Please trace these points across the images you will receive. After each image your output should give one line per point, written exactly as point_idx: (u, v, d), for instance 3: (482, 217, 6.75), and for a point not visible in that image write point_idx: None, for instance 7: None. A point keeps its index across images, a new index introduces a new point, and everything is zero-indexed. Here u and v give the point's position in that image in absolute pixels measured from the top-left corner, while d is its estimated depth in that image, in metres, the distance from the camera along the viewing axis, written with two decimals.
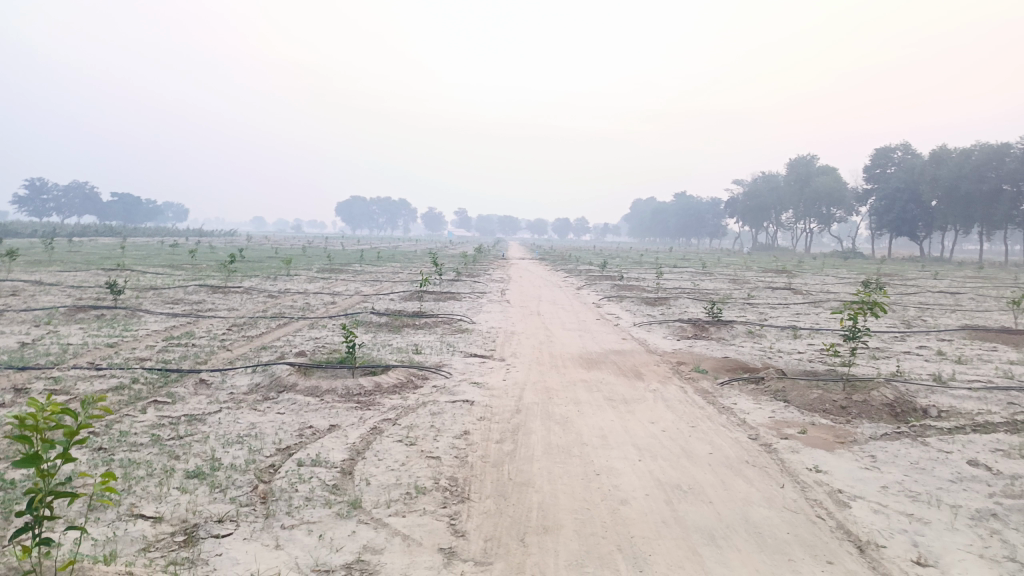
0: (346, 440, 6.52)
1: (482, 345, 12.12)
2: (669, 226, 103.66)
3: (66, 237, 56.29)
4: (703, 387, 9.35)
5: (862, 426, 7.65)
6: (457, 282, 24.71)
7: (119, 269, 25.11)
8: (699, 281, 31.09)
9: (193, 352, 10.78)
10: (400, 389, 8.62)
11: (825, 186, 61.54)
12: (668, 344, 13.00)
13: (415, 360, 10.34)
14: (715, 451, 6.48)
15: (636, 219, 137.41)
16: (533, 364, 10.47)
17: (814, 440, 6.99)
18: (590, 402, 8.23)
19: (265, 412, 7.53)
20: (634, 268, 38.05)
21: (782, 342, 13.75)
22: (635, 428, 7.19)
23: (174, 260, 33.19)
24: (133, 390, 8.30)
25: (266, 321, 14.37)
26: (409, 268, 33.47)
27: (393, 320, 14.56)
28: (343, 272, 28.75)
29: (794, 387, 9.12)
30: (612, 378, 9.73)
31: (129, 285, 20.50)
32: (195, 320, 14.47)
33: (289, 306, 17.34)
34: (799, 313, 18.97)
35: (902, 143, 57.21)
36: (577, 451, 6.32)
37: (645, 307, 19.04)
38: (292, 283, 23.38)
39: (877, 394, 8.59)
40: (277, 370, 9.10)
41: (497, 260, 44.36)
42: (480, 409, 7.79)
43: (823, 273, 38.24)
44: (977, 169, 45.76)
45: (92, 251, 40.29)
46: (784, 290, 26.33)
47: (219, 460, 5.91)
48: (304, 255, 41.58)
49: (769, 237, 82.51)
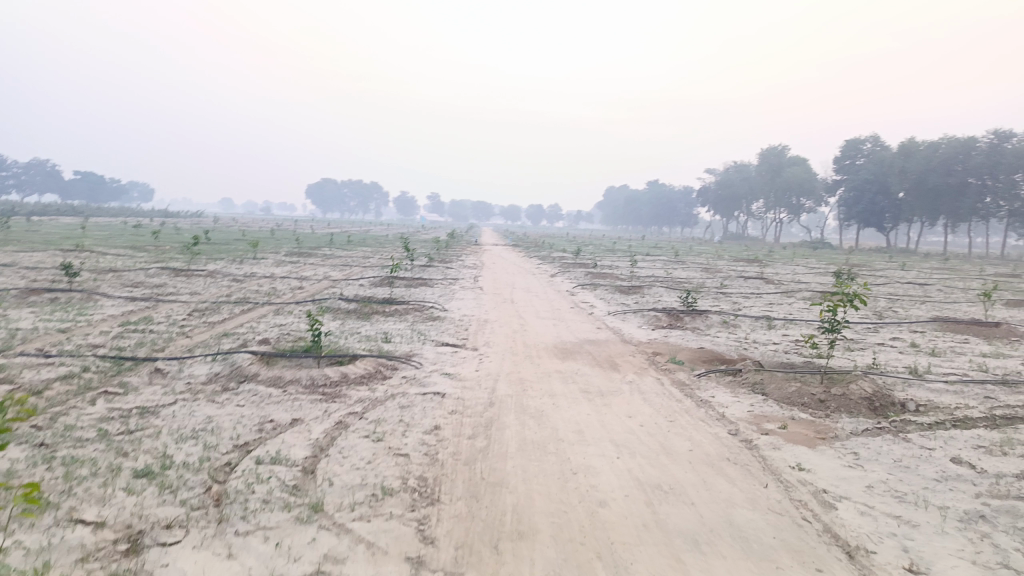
0: (309, 436, 6.17)
1: (453, 333, 11.78)
2: (642, 213, 103.89)
3: (24, 215, 54.58)
4: (680, 379, 9.14)
5: (842, 421, 7.49)
6: (429, 268, 24.33)
7: (78, 250, 24.25)
8: (672, 269, 31.09)
9: (151, 339, 10.29)
10: (368, 380, 8.27)
11: (795, 177, 62.00)
12: (643, 334, 12.81)
13: (385, 349, 9.98)
14: (695, 448, 6.25)
15: (609, 206, 137.60)
16: (505, 353, 10.17)
17: (795, 436, 6.80)
18: (566, 395, 7.95)
19: (224, 405, 7.13)
20: (606, 256, 37.91)
21: (757, 333, 13.62)
22: (612, 422, 6.93)
23: (137, 242, 32.25)
24: (83, 380, 7.83)
25: (229, 307, 13.87)
26: (380, 253, 32.97)
27: (362, 307, 14.15)
28: (312, 256, 28.17)
29: (773, 380, 8.95)
30: (587, 369, 9.46)
31: (87, 267, 19.76)
32: (155, 305, 13.92)
33: (255, 291, 16.84)
34: (772, 303, 18.94)
35: (872, 135, 57.77)
36: (553, 448, 6.04)
37: (619, 296, 18.82)
38: (258, 266, 22.78)
39: (856, 387, 8.44)
40: (237, 359, 8.69)
41: (469, 246, 43.95)
42: (451, 401, 7.48)
43: (794, 263, 38.46)
44: (944, 163, 46.32)
45: (51, 230, 39.04)
46: (756, 280, 26.33)
47: (170, 458, 5.52)
48: (272, 238, 40.73)
49: (740, 226, 83.12)
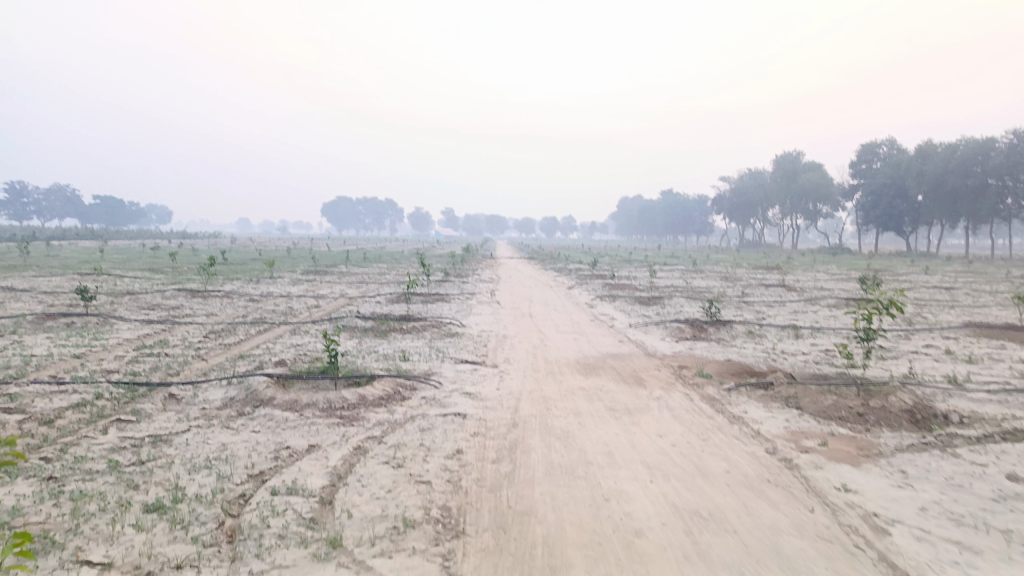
0: (326, 463, 5.90)
1: (472, 350, 11.50)
2: (657, 223, 103.45)
3: (43, 240, 55.18)
4: (709, 394, 8.79)
5: (884, 436, 7.12)
6: (446, 284, 24.12)
7: (96, 274, 24.32)
8: (691, 278, 30.68)
9: (166, 363, 10.11)
10: (387, 402, 7.99)
11: (811, 182, 61.35)
12: (667, 346, 12.46)
13: (403, 368, 9.72)
14: (733, 469, 5.91)
15: (623, 216, 137.06)
16: (527, 370, 9.88)
17: (836, 454, 6.45)
18: (592, 414, 7.63)
19: (239, 431, 6.88)
20: (623, 266, 37.52)
21: (785, 343, 13.21)
22: (642, 442, 6.61)
23: (154, 264, 32.33)
24: (95, 407, 7.63)
25: (245, 328, 13.68)
26: (396, 269, 32.81)
27: (379, 325, 13.90)
28: (328, 274, 28.06)
29: (807, 393, 8.58)
30: (612, 385, 9.14)
31: (104, 290, 19.72)
32: (171, 328, 13.76)
33: (271, 311, 16.66)
34: (797, 311, 18.50)
35: (888, 138, 57.09)
36: (582, 471, 5.74)
37: (639, 307, 18.46)
38: (275, 286, 22.66)
39: (895, 400, 8.07)
40: (252, 383, 8.44)
41: (485, 261, 43.79)
42: (474, 423, 7.18)
43: (814, 269, 37.95)
44: (963, 164, 45.53)
45: (71, 254, 39.38)
46: (777, 287, 25.83)
47: (183, 490, 5.29)
48: (288, 256, 40.76)
49: (756, 233, 82.37)
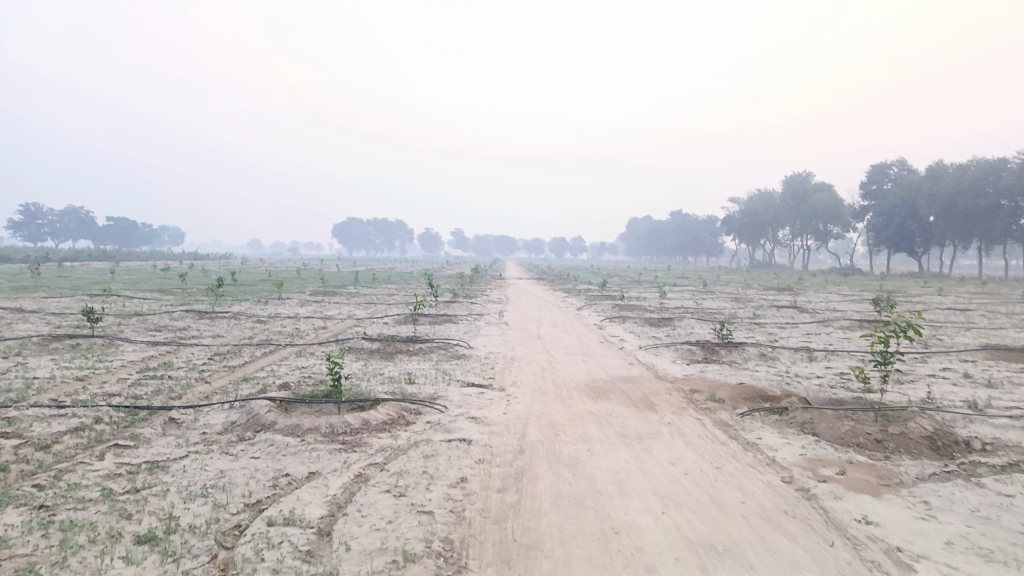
0: (326, 492, 5.71)
1: (479, 372, 11.30)
2: (667, 244, 103.22)
3: (55, 262, 55.64)
4: (722, 419, 8.55)
5: (905, 463, 6.87)
6: (454, 305, 23.97)
7: (104, 295, 24.32)
8: (701, 299, 30.42)
9: (168, 386, 9.96)
10: (390, 427, 7.80)
11: (821, 203, 61.05)
12: (678, 369, 12.22)
13: (408, 391, 9.53)
14: (748, 500, 5.67)
15: (632, 237, 136.96)
16: (535, 394, 9.66)
17: (856, 483, 6.20)
18: (601, 440, 7.41)
19: (238, 457, 6.71)
20: (633, 287, 37.31)
21: (799, 366, 12.95)
22: (653, 471, 6.39)
23: (163, 285, 32.36)
24: (94, 432, 7.47)
25: (251, 349, 13.55)
26: (404, 290, 32.69)
27: (385, 346, 13.73)
28: (336, 295, 27.99)
29: (823, 419, 8.33)
30: (622, 410, 8.91)
31: (112, 312, 19.67)
32: (176, 350, 13.63)
33: (277, 332, 16.54)
34: (810, 333, 18.21)
35: (898, 159, 56.84)
36: (590, 502, 5.52)
37: (649, 329, 18.22)
38: (282, 307, 22.56)
39: (915, 425, 7.81)
40: (254, 407, 8.27)
41: (494, 281, 43.65)
42: (479, 449, 6.98)
43: (825, 291, 37.62)
44: (975, 185, 45.20)
45: (81, 276, 39.48)
46: (789, 308, 25.53)
47: (177, 520, 5.11)
48: (297, 277, 40.77)
49: (766, 254, 82.00)
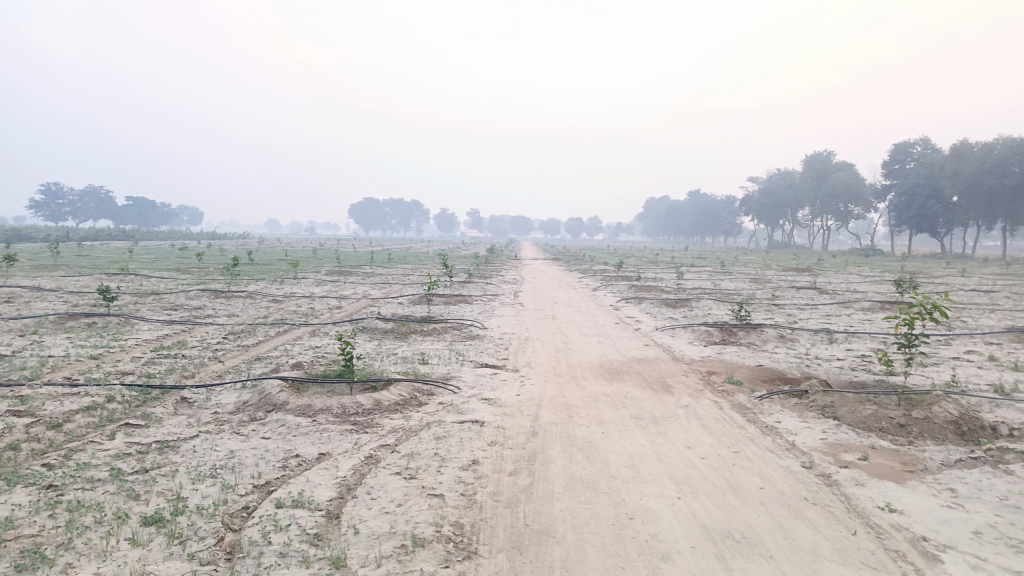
0: (336, 474, 5.63)
1: (493, 353, 11.18)
2: (684, 224, 102.34)
3: (76, 241, 56.24)
4: (740, 402, 8.38)
5: (929, 449, 6.68)
6: (469, 285, 23.86)
7: (122, 274, 24.46)
8: (718, 280, 30.09)
9: (181, 365, 9.94)
10: (403, 408, 7.71)
11: (842, 182, 60.09)
12: (695, 351, 12.03)
13: (421, 372, 9.44)
14: (767, 486, 5.52)
15: (650, 217, 135.88)
16: (549, 375, 9.53)
17: (878, 469, 6.03)
18: (616, 422, 7.27)
19: (248, 438, 6.64)
20: (650, 267, 36.99)
21: (818, 347, 12.71)
22: (669, 455, 6.24)
23: (181, 264, 32.51)
24: (105, 411, 7.44)
25: (265, 329, 13.52)
26: (419, 270, 32.63)
27: (399, 326, 13.64)
28: (351, 275, 27.97)
29: (844, 403, 8.13)
30: (638, 392, 8.75)
31: (128, 290, 19.72)
32: (190, 329, 13.62)
33: (292, 311, 16.50)
34: (830, 314, 17.90)
35: (922, 138, 55.76)
36: (605, 486, 5.39)
37: (666, 310, 17.99)
38: (297, 286, 22.55)
39: (940, 410, 7.59)
40: (266, 386, 8.21)
41: (509, 261, 43.50)
42: (491, 431, 6.87)
43: (846, 271, 37.09)
44: (1000, 164, 44.26)
45: (101, 255, 39.83)
46: (809, 290, 25.15)
47: (184, 501, 5.05)
48: (313, 256, 40.86)
49: (785, 234, 81.03)
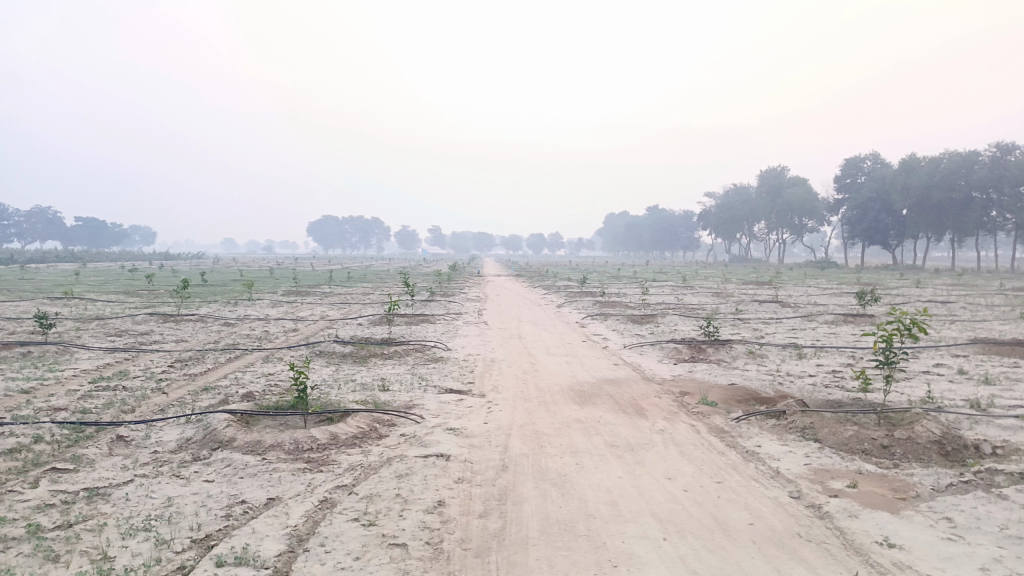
0: (286, 523, 5.08)
1: (458, 377, 10.68)
2: (644, 239, 103.33)
3: (19, 263, 54.17)
4: (717, 425, 8.02)
5: (917, 472, 6.39)
6: (431, 303, 23.35)
7: (65, 298, 23.35)
8: (681, 294, 30.09)
9: (121, 398, 9.22)
10: (361, 441, 7.16)
11: (796, 197, 61.13)
12: (665, 370, 11.69)
13: (381, 400, 8.89)
14: (757, 522, 5.13)
15: (609, 233, 136.77)
16: (517, 400, 9.06)
17: (868, 498, 5.69)
18: (590, 452, 6.83)
19: (189, 481, 6.03)
20: (613, 283, 36.98)
21: (788, 363, 12.50)
22: (649, 488, 5.82)
23: (130, 287, 31.33)
24: (31, 454, 6.73)
25: (214, 355, 12.79)
26: (379, 289, 31.93)
27: (359, 350, 13.06)
28: (309, 295, 27.20)
29: (824, 424, 7.83)
30: (610, 416, 8.34)
31: (71, 316, 18.72)
32: (135, 357, 12.81)
33: (245, 336, 15.76)
34: (795, 329, 17.82)
35: (871, 152, 57.17)
36: (584, 528, 4.94)
37: (632, 327, 17.67)
38: (252, 308, 21.73)
39: (922, 429, 7.33)
40: (211, 421, 7.58)
41: (472, 278, 43.05)
42: (458, 466, 6.37)
43: (804, 284, 37.46)
44: (947, 178, 45.43)
45: (46, 278, 38.18)
46: (771, 303, 25.15)
47: (110, 563, 4.43)
48: (269, 277, 39.78)
49: (742, 248, 82.04)
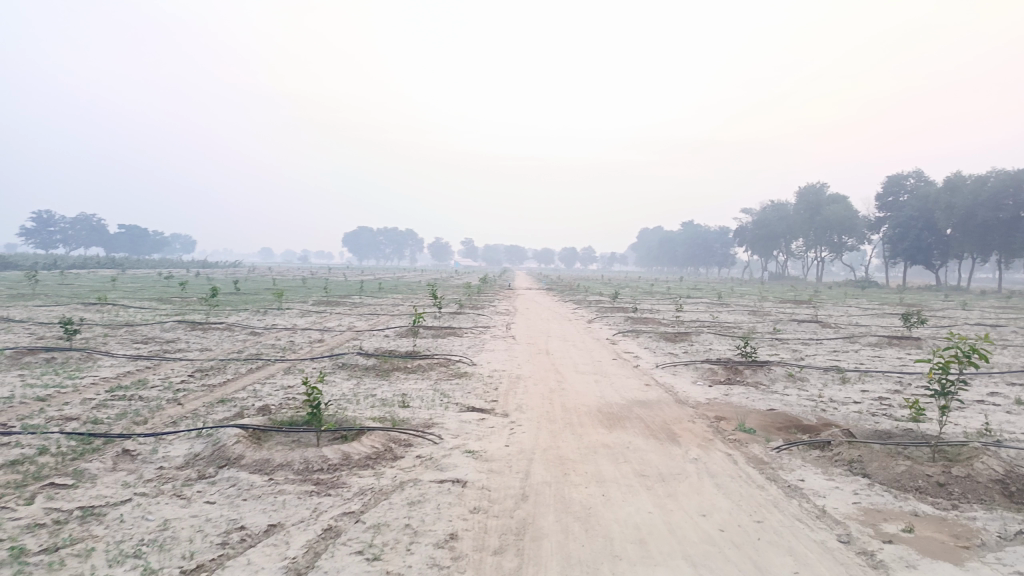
0: (285, 555, 4.70)
1: (481, 394, 10.26)
2: (678, 254, 102.13)
3: (61, 267, 55.31)
4: (756, 455, 7.47)
5: (979, 514, 5.79)
6: (459, 316, 23.03)
7: (98, 304, 23.53)
8: (716, 312, 29.34)
9: (135, 409, 8.98)
10: (375, 462, 6.78)
11: (836, 215, 59.73)
12: (700, 392, 11.14)
13: (400, 418, 8.51)
14: (803, 570, 4.60)
15: (643, 249, 135.38)
16: (542, 422, 8.60)
17: (926, 544, 5.11)
18: (618, 482, 6.34)
19: (190, 503, 5.69)
20: (646, 299, 36.35)
21: (831, 389, 11.81)
22: (682, 526, 5.33)
23: (164, 293, 31.64)
24: (33, 467, 6.46)
25: (236, 365, 12.56)
26: (409, 300, 31.77)
27: (382, 363, 12.73)
28: (339, 306, 27.09)
29: (874, 457, 7.23)
30: (641, 442, 7.85)
31: (101, 322, 18.75)
32: (157, 365, 12.64)
33: (270, 346, 15.54)
34: (837, 351, 17.06)
35: (914, 170, 55.69)
36: (608, 571, 4.47)
37: (665, 345, 17.10)
38: (280, 318, 21.60)
39: (983, 467, 6.69)
40: (221, 436, 7.25)
41: (503, 291, 42.70)
42: (475, 493, 5.94)
43: (844, 304, 36.36)
44: (994, 198, 43.93)
45: (85, 283, 38.76)
46: (810, 323, 24.32)
47: None
48: (301, 286, 39.95)
49: (779, 266, 80.51)
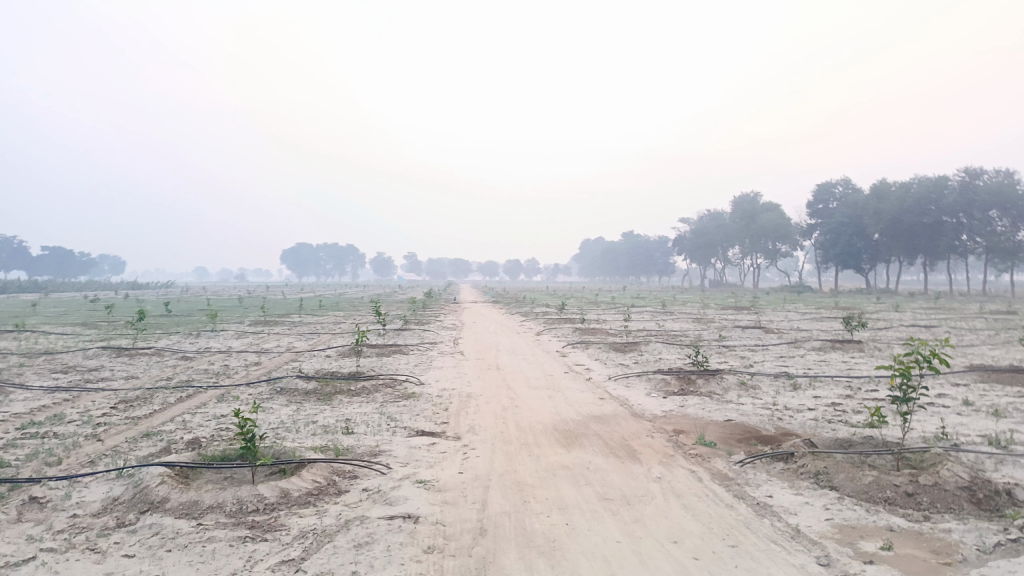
0: None
1: (430, 416, 9.75)
2: (620, 264, 103.14)
3: None
4: (720, 471, 7.18)
5: (953, 526, 5.59)
6: (404, 333, 22.35)
7: (15, 332, 21.99)
8: (662, 321, 29.43)
9: (48, 448, 8.14)
10: (317, 499, 6.21)
11: (770, 222, 61.18)
12: (655, 404, 10.87)
13: (344, 446, 7.94)
14: None
15: (586, 259, 136.51)
16: (496, 444, 8.15)
17: (907, 563, 4.86)
18: (581, 508, 5.94)
19: (105, 557, 5.03)
20: (592, 309, 36.31)
21: (785, 396, 11.68)
22: (653, 555, 4.96)
23: (89, 318, 29.95)
24: None
25: (164, 394, 11.71)
26: (351, 317, 30.85)
27: (324, 385, 12.07)
28: (277, 325, 26.05)
29: (839, 467, 7.03)
30: (601, 461, 7.48)
31: (17, 351, 17.45)
32: (76, 397, 11.66)
33: (203, 371, 14.64)
34: (784, 356, 17.11)
35: (842, 178, 57.54)
36: None
37: (615, 356, 16.84)
38: (215, 341, 20.56)
39: (950, 474, 6.54)
40: (143, 476, 6.56)
41: (448, 305, 42.08)
42: (429, 529, 5.44)
43: (783, 309, 37.04)
44: (918, 203, 45.57)
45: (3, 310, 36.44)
46: (755, 329, 24.54)
47: None
48: (238, 306, 38.50)
49: (718, 273, 82.10)
